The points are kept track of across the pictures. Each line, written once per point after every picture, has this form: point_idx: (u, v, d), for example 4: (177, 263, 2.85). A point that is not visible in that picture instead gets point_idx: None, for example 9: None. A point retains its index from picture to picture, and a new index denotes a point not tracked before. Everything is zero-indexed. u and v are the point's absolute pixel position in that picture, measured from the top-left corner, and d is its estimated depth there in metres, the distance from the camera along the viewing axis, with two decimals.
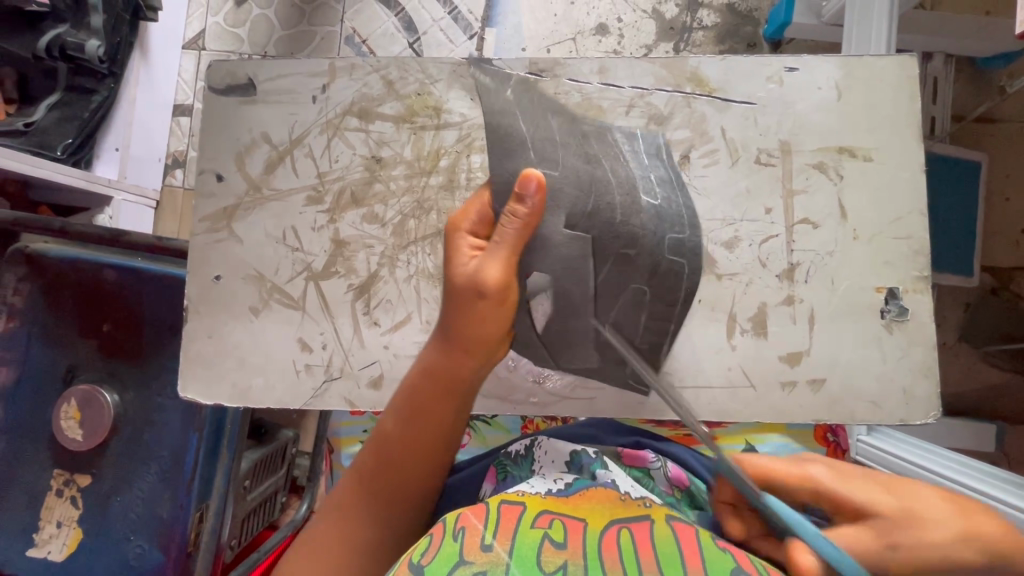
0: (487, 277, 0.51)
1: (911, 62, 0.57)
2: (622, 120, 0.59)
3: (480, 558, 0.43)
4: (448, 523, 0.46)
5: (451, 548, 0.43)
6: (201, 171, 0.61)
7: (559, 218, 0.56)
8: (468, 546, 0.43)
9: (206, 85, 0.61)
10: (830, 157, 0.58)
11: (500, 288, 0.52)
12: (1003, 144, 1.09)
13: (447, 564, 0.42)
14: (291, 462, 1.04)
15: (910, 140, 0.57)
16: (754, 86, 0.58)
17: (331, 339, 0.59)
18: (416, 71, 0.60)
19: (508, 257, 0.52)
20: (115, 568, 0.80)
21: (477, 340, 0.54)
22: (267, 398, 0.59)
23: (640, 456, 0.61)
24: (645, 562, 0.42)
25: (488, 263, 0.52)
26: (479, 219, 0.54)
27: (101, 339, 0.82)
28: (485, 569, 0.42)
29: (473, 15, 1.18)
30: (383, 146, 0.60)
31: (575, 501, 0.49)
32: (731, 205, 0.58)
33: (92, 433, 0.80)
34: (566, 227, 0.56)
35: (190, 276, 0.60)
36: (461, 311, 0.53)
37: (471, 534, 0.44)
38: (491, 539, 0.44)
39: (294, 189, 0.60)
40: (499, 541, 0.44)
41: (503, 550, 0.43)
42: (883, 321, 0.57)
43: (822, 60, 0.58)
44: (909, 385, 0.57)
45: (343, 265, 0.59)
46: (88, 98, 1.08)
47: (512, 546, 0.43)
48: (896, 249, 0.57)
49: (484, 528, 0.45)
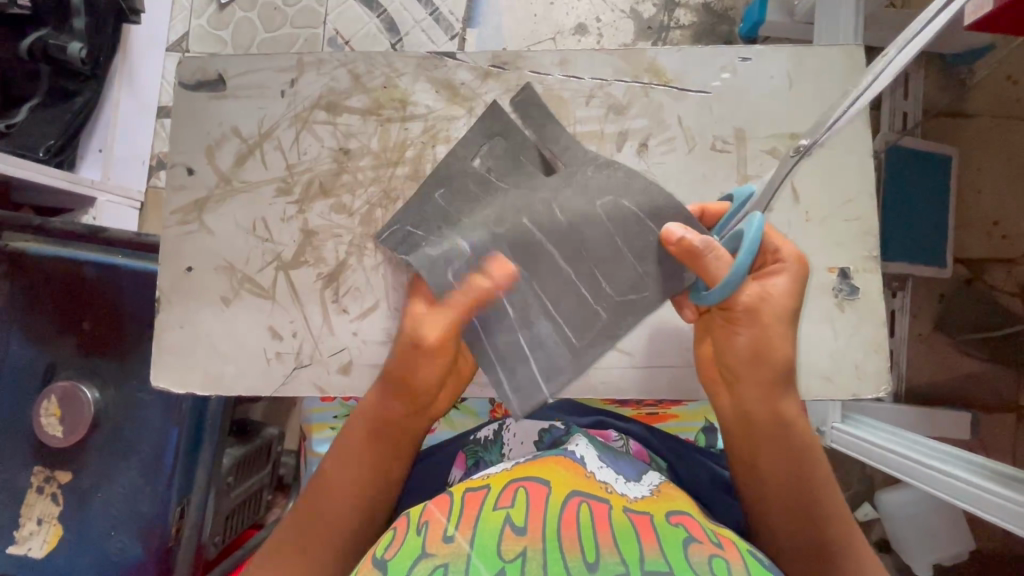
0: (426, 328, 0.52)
1: (857, 52, 0.60)
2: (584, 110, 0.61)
3: (442, 550, 0.42)
4: (413, 518, 0.46)
5: (415, 542, 0.43)
6: (173, 165, 0.62)
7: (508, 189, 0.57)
8: (431, 538, 0.43)
9: (177, 80, 0.62)
10: (783, 144, 0.60)
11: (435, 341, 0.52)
12: (969, 136, 1.09)
13: (408, 557, 0.42)
14: (275, 460, 1.05)
15: (858, 127, 0.60)
16: (709, 77, 0.61)
17: (301, 328, 0.60)
18: (383, 65, 0.61)
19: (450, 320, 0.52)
20: (96, 564, 0.81)
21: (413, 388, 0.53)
22: (238, 384, 0.60)
23: (603, 433, 0.64)
24: (603, 539, 0.42)
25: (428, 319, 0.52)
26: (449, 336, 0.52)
27: (80, 336, 0.82)
28: (445, 560, 0.41)
29: (455, 16, 1.20)
30: (350, 137, 0.61)
31: (540, 470, 0.48)
32: (687, 189, 0.60)
33: (71, 428, 0.80)
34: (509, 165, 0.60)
35: (162, 267, 0.61)
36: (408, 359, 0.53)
37: (435, 527, 0.44)
38: (453, 530, 0.43)
39: (264, 180, 0.61)
40: (461, 532, 0.43)
41: (464, 539, 0.42)
42: (835, 300, 0.59)
43: (773, 51, 0.60)
44: (861, 361, 0.59)
45: (312, 254, 0.61)
46: (70, 100, 1.08)
47: (473, 536, 0.42)
48: (847, 230, 0.60)
49: (446, 520, 0.44)
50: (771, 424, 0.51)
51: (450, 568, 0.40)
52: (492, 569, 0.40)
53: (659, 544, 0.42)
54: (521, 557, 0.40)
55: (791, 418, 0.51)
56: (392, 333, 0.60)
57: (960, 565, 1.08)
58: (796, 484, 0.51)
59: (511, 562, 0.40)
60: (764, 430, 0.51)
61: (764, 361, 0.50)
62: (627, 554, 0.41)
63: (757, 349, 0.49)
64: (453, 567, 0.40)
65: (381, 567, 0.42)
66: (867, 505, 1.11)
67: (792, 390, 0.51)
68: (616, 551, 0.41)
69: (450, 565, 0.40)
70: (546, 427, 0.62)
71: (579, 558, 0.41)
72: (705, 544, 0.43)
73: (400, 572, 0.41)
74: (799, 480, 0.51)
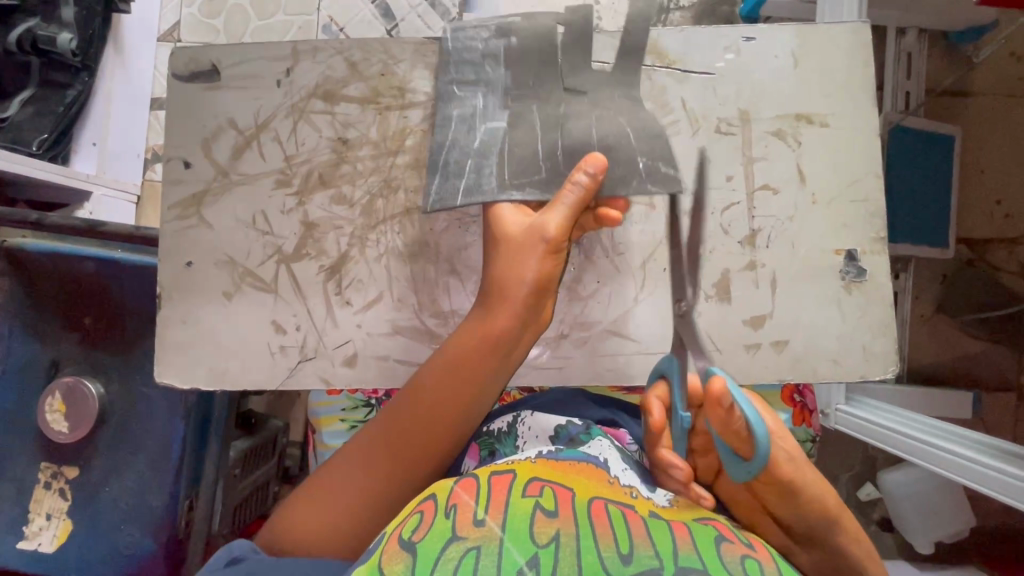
0: (547, 226, 0.51)
1: (864, 29, 0.59)
2: (589, 87, 0.58)
3: (473, 533, 0.41)
4: (440, 500, 0.45)
5: (444, 524, 0.42)
6: (168, 158, 0.61)
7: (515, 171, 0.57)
8: (460, 521, 0.42)
9: (170, 72, 0.60)
10: (789, 124, 0.59)
11: (556, 237, 0.52)
12: (972, 117, 1.10)
13: (438, 540, 0.41)
14: (282, 451, 1.06)
15: (864, 105, 0.59)
16: (713, 57, 0.59)
17: (304, 321, 0.60)
18: (379, 52, 0.60)
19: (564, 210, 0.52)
20: (108, 557, 0.81)
21: (510, 288, 0.52)
22: (243, 379, 0.60)
23: (618, 434, 0.60)
24: (635, 530, 0.42)
25: (547, 216, 0.52)
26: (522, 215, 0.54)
27: (83, 331, 0.82)
28: (477, 543, 0.40)
29: (450, 1, 1.19)
30: (348, 127, 0.60)
31: (564, 472, 0.47)
32: (692, 173, 0.59)
33: (77, 424, 0.80)
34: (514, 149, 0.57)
35: (161, 262, 0.60)
36: (514, 252, 0.52)
37: (463, 509, 0.43)
38: (483, 514, 0.42)
39: (262, 172, 0.61)
40: (491, 515, 0.42)
41: (495, 523, 0.42)
42: (843, 283, 0.59)
43: (777, 29, 0.59)
44: (868, 344, 0.59)
45: (313, 247, 0.60)
46: (61, 92, 1.06)
47: (504, 520, 0.42)
48: (854, 211, 0.59)
49: (475, 502, 0.44)
50: (812, 514, 0.47)
51: (482, 552, 0.40)
52: (525, 555, 0.40)
53: (691, 538, 0.42)
54: (554, 542, 0.41)
55: (828, 503, 0.48)
56: (396, 325, 0.60)
57: (962, 543, 1.10)
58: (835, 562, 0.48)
59: (543, 547, 0.40)
60: (803, 522, 0.48)
61: (815, 508, 0.47)
62: (661, 547, 0.41)
63: (784, 465, 0.46)
64: (486, 551, 0.40)
65: (410, 550, 0.41)
66: (870, 485, 1.12)
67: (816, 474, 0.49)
68: (649, 543, 0.41)
69: (482, 548, 0.40)
70: (562, 422, 0.60)
71: (613, 549, 0.40)
72: (736, 545, 0.43)
73: (430, 555, 0.40)
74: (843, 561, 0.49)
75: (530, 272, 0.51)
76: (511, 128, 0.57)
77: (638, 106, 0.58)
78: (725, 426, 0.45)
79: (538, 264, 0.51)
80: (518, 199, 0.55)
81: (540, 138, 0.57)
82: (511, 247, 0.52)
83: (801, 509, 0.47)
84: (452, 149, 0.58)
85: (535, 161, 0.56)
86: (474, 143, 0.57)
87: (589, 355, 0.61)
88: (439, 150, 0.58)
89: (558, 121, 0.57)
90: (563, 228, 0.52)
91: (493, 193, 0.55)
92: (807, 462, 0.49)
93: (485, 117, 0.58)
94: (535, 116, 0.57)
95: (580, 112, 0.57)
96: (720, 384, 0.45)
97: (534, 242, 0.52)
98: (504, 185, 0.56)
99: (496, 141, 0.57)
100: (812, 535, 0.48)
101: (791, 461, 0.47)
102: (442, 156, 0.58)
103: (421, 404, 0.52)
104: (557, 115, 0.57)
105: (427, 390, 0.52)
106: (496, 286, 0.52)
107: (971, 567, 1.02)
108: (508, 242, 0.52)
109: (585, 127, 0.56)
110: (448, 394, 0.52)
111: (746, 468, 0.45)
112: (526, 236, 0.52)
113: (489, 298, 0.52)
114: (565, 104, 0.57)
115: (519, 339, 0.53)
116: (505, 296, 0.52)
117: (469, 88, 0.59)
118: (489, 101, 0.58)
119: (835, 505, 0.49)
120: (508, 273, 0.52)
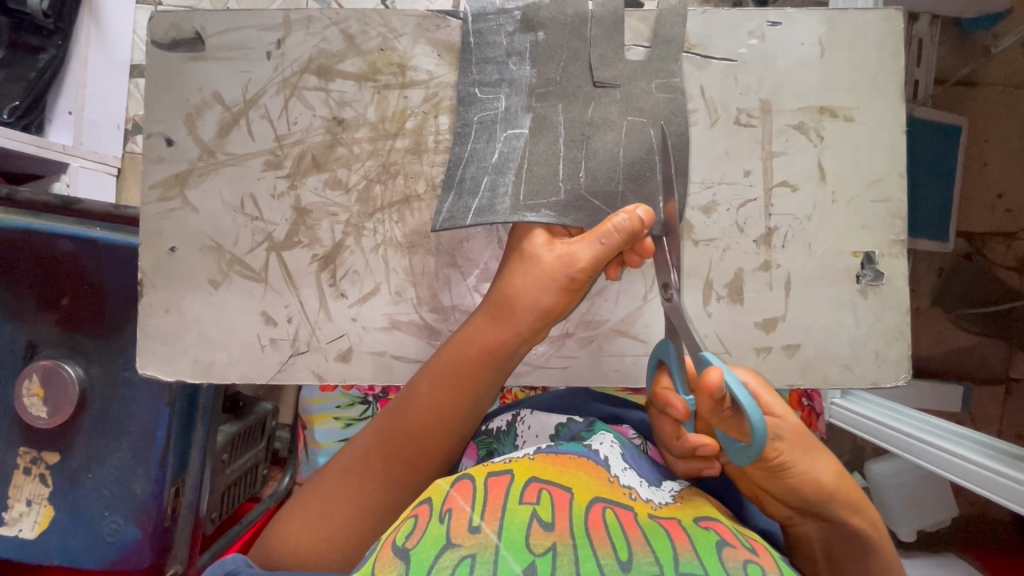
0: (573, 264, 0.48)
1: (897, 16, 0.56)
2: (621, 79, 0.55)
3: (468, 541, 0.40)
4: (434, 503, 0.43)
5: (437, 530, 0.41)
6: (149, 134, 0.57)
7: (524, 162, 0.54)
8: (455, 527, 0.41)
9: (148, 38, 0.56)
10: (812, 117, 0.57)
11: (583, 278, 0.49)
12: (982, 107, 1.08)
13: (432, 547, 0.39)
14: (271, 436, 1.03)
15: (891, 99, 0.56)
16: (735, 42, 0.56)
17: (296, 313, 0.57)
18: (378, 24, 0.56)
19: (600, 254, 0.48)
20: (91, 544, 0.79)
21: (519, 304, 0.49)
22: (231, 372, 0.57)
23: (620, 428, 0.58)
24: (634, 537, 0.41)
25: (575, 250, 0.49)
26: (546, 236, 0.52)
27: (59, 313, 0.78)
28: (472, 551, 0.39)
29: None
30: (344, 106, 0.56)
31: (562, 467, 0.46)
32: (709, 165, 0.57)
33: (56, 409, 0.77)
34: (524, 142, 0.54)
35: (143, 247, 0.57)
36: (527, 269, 0.50)
37: (458, 515, 0.41)
38: (479, 520, 0.41)
39: (250, 153, 0.57)
40: (488, 521, 0.41)
41: (491, 529, 0.40)
42: (858, 286, 0.57)
43: (804, 14, 0.56)
44: (881, 348, 0.58)
45: (306, 234, 0.57)
46: (33, 56, 0.99)
47: (501, 527, 0.40)
48: (873, 211, 0.57)
49: (470, 508, 0.42)
50: (819, 488, 0.45)
51: (477, 560, 0.38)
52: (522, 562, 0.38)
53: (692, 544, 0.41)
54: (551, 552, 0.39)
55: (832, 475, 0.46)
56: (394, 320, 0.57)
57: (943, 532, 1.12)
58: (841, 529, 0.48)
59: (541, 556, 0.39)
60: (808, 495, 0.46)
61: (815, 485, 0.45)
62: (661, 554, 0.40)
63: (784, 444, 0.44)
64: (481, 559, 0.38)
65: (403, 559, 0.39)
66: (857, 474, 1.13)
67: (817, 445, 0.47)
68: (649, 549, 0.40)
69: (477, 557, 0.39)
70: (563, 422, 0.58)
71: (613, 558, 0.39)
72: (739, 549, 0.42)
73: (423, 564, 0.39)
74: (847, 530, 0.48)
75: (533, 289, 0.49)
76: (533, 137, 0.54)
77: (670, 113, 0.55)
78: (716, 414, 0.43)
79: (551, 294, 0.49)
80: (546, 221, 0.53)
81: (563, 155, 0.54)
82: (533, 267, 0.50)
83: (805, 485, 0.45)
84: (468, 164, 0.54)
85: (544, 167, 0.54)
86: (493, 155, 0.54)
87: (595, 354, 0.59)
88: (457, 164, 0.54)
89: (584, 132, 0.54)
90: (594, 264, 0.48)
91: (508, 216, 0.53)
92: (807, 434, 0.46)
93: (506, 124, 0.55)
94: (559, 123, 0.55)
95: (608, 121, 0.54)
96: (711, 374, 0.41)
97: (556, 275, 0.49)
98: (517, 207, 0.53)
99: (515, 153, 0.54)
100: (818, 505, 0.46)
101: (785, 440, 0.44)
102: (458, 172, 0.54)
103: (419, 413, 0.50)
104: (583, 123, 0.54)
105: (424, 392, 0.51)
106: (504, 300, 0.50)
107: (952, 557, 1.04)
108: (529, 265, 0.50)
109: (611, 142, 0.54)
110: (445, 396, 0.51)
111: (743, 455, 0.42)
112: (552, 263, 0.49)
113: (491, 305, 0.51)
114: (592, 109, 0.55)
115: (518, 350, 0.51)
116: (513, 310, 0.50)
117: (491, 89, 0.55)
118: (512, 102, 0.55)
119: (836, 479, 0.46)
120: (528, 280, 0.49)
